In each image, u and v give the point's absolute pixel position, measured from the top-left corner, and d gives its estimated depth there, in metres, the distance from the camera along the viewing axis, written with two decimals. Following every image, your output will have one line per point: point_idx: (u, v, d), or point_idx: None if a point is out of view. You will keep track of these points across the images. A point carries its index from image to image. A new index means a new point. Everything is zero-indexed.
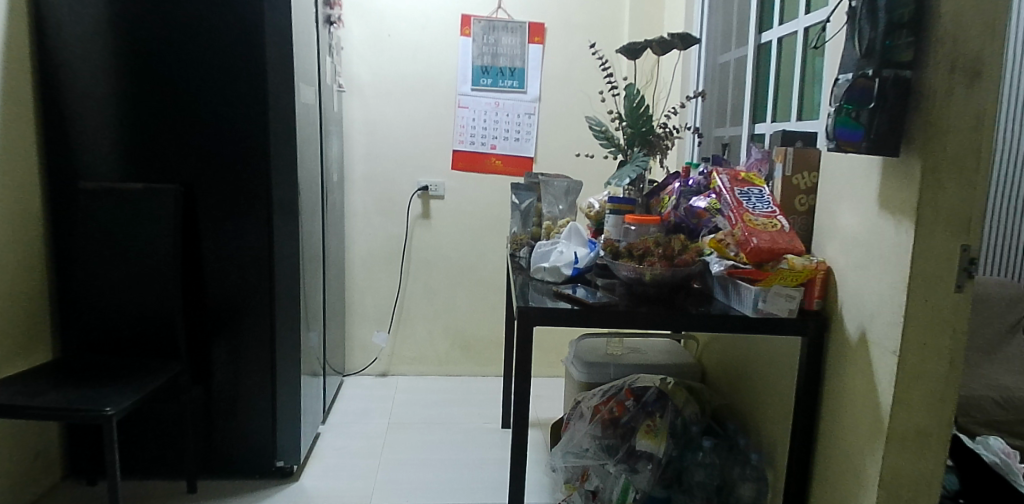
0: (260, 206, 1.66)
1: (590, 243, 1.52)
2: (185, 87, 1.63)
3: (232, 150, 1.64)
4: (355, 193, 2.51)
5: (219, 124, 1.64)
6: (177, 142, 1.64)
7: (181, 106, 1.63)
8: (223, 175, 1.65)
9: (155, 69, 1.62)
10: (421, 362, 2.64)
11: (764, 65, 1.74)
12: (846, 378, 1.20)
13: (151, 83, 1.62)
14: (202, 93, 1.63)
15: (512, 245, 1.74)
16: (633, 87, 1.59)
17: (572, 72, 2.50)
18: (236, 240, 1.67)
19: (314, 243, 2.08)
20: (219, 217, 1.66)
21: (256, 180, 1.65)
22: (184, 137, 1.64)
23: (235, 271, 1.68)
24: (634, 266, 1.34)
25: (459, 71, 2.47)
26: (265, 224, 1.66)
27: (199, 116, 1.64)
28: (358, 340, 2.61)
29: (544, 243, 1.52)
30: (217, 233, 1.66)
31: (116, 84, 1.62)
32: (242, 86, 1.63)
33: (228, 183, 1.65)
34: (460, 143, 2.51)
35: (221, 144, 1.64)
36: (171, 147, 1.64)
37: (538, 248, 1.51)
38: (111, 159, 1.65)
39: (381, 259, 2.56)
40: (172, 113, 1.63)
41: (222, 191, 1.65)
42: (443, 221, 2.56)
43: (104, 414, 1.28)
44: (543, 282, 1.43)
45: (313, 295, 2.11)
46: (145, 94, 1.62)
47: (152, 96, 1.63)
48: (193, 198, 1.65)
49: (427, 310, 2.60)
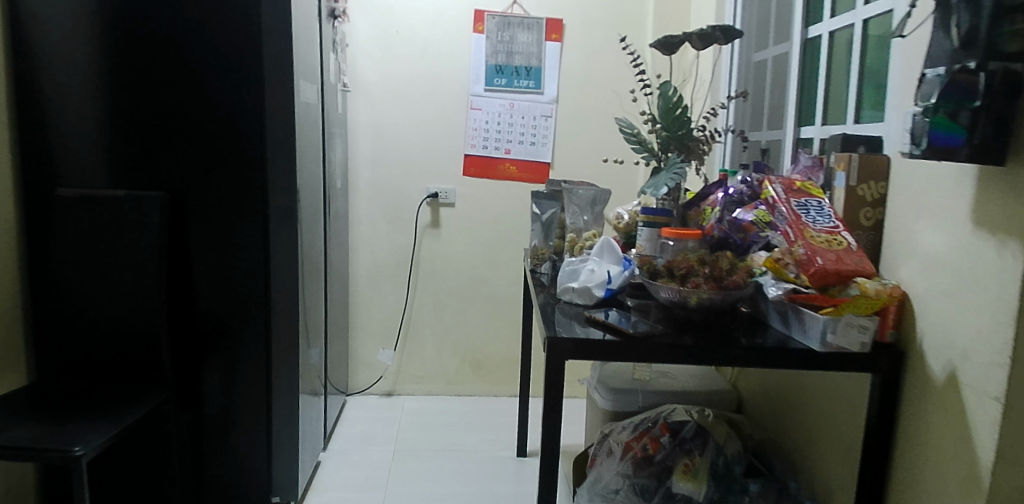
0: (258, 214, 1.47)
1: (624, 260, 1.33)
2: (173, 82, 1.45)
3: (226, 152, 1.46)
4: (359, 200, 2.36)
5: (211, 123, 1.46)
6: (166, 143, 1.46)
7: (170, 102, 1.45)
8: (215, 181, 1.47)
9: (141, 62, 1.44)
10: (430, 380, 2.47)
11: (810, 62, 1.58)
12: (929, 423, 1.03)
13: (137, 77, 1.44)
14: (192, 88, 1.45)
15: (533, 260, 1.59)
16: (669, 85, 1.43)
17: (592, 71, 2.35)
18: (229, 255, 1.48)
19: (315, 256, 1.92)
20: (210, 229, 1.47)
21: (251, 187, 1.47)
22: (173, 138, 1.46)
23: (228, 289, 1.50)
24: (676, 289, 1.17)
25: (471, 70, 2.32)
26: (263, 235, 1.48)
27: (189, 114, 1.46)
28: (362, 357, 2.45)
29: (573, 259, 1.34)
30: (209, 246, 1.48)
31: (98, 78, 1.44)
32: (235, 81, 1.45)
33: (220, 190, 1.47)
34: (472, 147, 2.35)
35: (214, 144, 1.46)
36: (159, 149, 1.46)
37: (565, 265, 1.34)
38: (92, 163, 1.47)
39: (387, 271, 2.40)
40: (160, 110, 1.45)
41: (216, 196, 1.46)
42: (453, 230, 2.40)
43: (72, 455, 1.12)
44: (571, 305, 1.26)
45: (313, 311, 1.95)
46: (130, 89, 1.44)
47: (138, 91, 1.45)
48: (180, 207, 1.47)
49: (435, 326, 2.44)
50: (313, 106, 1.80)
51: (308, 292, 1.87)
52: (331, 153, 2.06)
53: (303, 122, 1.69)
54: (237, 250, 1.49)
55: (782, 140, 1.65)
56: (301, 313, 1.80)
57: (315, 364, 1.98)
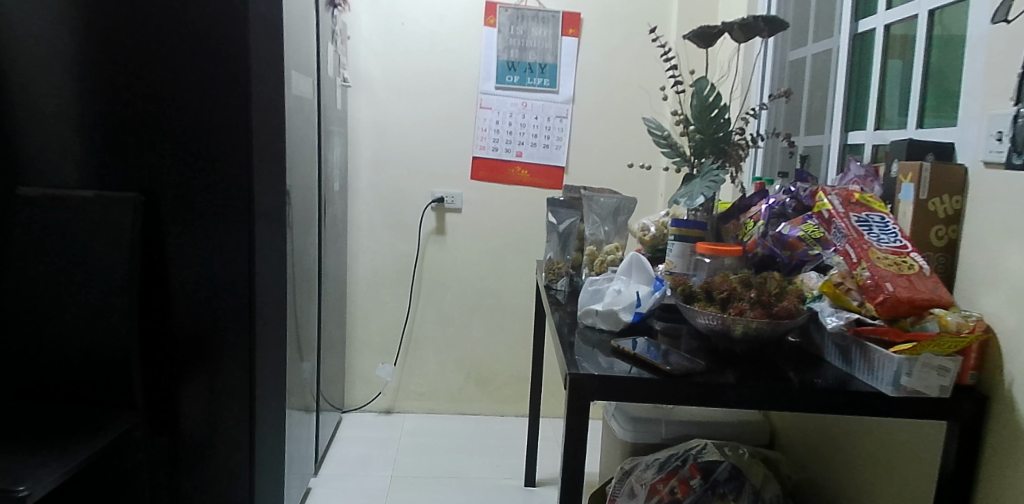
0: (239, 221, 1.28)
1: (657, 280, 1.12)
2: (156, 67, 1.23)
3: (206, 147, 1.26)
4: (359, 204, 2.21)
5: (191, 112, 1.25)
6: (142, 138, 1.25)
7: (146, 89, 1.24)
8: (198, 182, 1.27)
9: (119, 41, 1.22)
10: (431, 398, 2.32)
11: (858, 59, 1.41)
12: (1020, 484, 0.87)
13: (110, 58, 1.23)
14: (175, 77, 1.24)
15: (547, 274, 1.42)
16: (704, 81, 1.27)
17: (611, 70, 2.19)
18: (210, 269, 1.30)
19: (307, 265, 1.78)
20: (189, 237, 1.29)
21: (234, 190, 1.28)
22: (151, 131, 1.25)
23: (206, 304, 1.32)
24: (717, 314, 1.02)
25: (481, 66, 2.17)
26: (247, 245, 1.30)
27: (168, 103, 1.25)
28: (359, 372, 2.29)
29: (598, 278, 1.15)
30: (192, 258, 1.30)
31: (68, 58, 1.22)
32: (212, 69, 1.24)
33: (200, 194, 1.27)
34: (481, 150, 2.20)
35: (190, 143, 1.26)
36: (137, 144, 1.25)
37: (586, 284, 1.14)
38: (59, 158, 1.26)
39: (388, 281, 2.25)
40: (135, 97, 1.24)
41: (193, 202, 1.28)
42: (459, 238, 2.24)
43: (16, 497, 0.97)
44: (593, 332, 1.07)
45: (305, 325, 1.81)
46: (107, 74, 1.23)
47: (115, 77, 1.23)
48: (157, 212, 1.27)
49: (439, 340, 2.29)
50: (308, 102, 1.66)
51: (299, 305, 1.72)
52: (328, 155, 1.91)
53: (295, 119, 1.54)
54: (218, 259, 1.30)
55: (825, 146, 1.48)
56: (290, 329, 1.65)
57: (305, 381, 1.84)
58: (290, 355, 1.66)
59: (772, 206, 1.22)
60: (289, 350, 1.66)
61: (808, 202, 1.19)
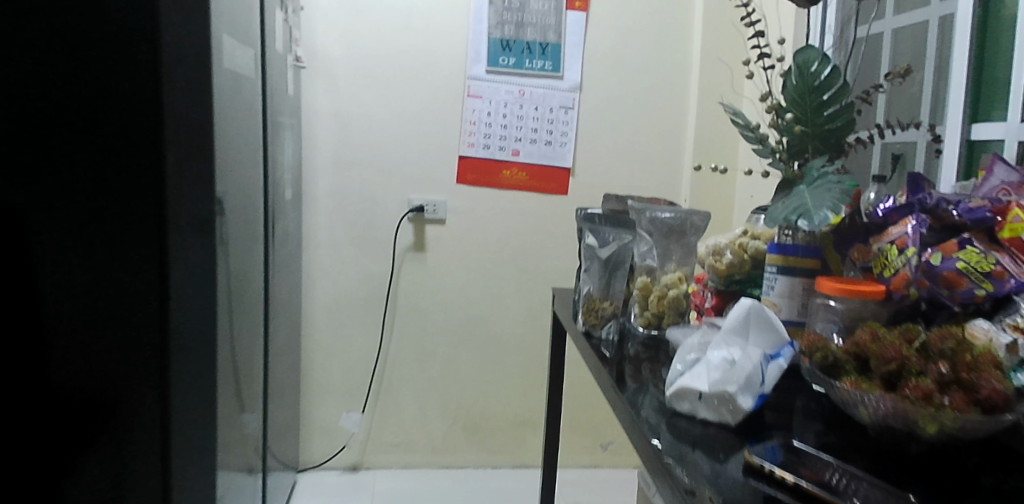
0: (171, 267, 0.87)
1: (785, 344, 0.73)
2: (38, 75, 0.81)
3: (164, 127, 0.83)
4: (318, 215, 1.79)
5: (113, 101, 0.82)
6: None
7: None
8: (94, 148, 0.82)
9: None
10: (408, 450, 1.92)
11: (985, 29, 1.03)
12: None
13: None
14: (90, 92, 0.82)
15: (585, 317, 1.04)
16: (810, 50, 0.91)
17: (626, 53, 1.85)
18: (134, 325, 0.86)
19: (251, 292, 1.37)
20: (108, 275, 0.84)
21: (141, 193, 0.83)
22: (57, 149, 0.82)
23: (123, 369, 0.86)
24: (890, 399, 0.65)
25: (469, 45, 1.80)
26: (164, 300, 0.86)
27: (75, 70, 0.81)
28: (319, 422, 1.87)
29: (692, 342, 0.77)
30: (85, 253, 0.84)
31: None
32: (120, 16, 0.80)
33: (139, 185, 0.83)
34: (470, 147, 1.83)
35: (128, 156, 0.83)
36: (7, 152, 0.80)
37: (679, 350, 0.78)
38: None
39: (354, 309, 1.84)
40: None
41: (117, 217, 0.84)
42: (442, 255, 1.86)
43: None
44: (697, 429, 0.70)
45: (251, 364, 1.41)
46: None
47: None
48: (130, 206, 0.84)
49: (419, 379, 1.89)
50: (252, 83, 1.25)
51: (240, 345, 1.32)
52: (278, 153, 1.50)
53: (233, 104, 1.13)
54: (134, 313, 0.85)
55: (939, 147, 1.08)
56: (227, 382, 1.24)
57: (251, 437, 1.43)
58: (228, 410, 1.26)
59: (921, 225, 0.82)
60: (228, 403, 1.25)
61: (995, 225, 0.79)
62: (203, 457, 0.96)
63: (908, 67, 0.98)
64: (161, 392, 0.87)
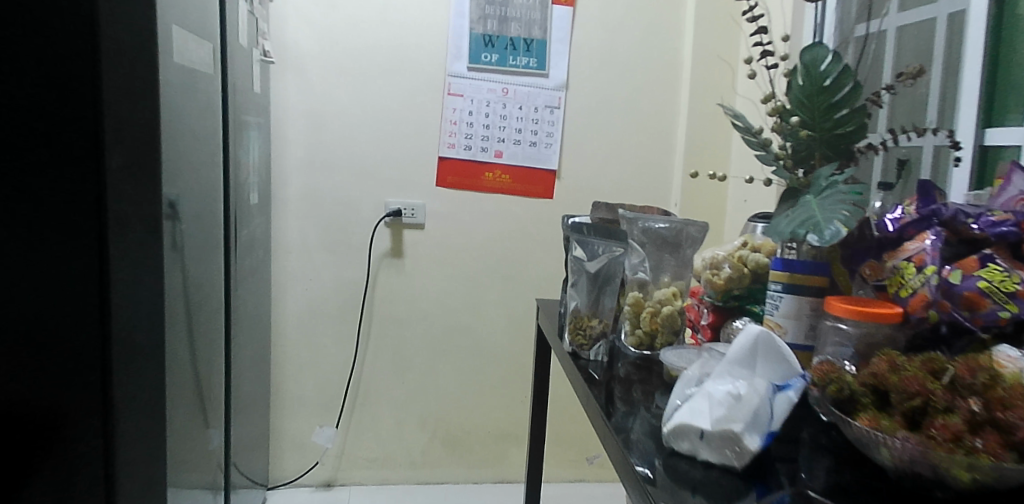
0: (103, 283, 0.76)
1: (793, 377, 0.66)
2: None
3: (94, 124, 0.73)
4: (288, 218, 1.71)
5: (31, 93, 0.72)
6: None
7: None
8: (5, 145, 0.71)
9: None
10: (385, 465, 1.83)
11: (996, 29, 0.97)
12: None
13: None
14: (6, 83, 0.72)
15: (572, 336, 0.95)
16: (818, 49, 0.83)
17: (615, 50, 1.78)
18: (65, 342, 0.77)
19: (213, 303, 1.28)
20: (42, 293, 0.76)
21: (74, 199, 0.74)
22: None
23: (62, 395, 0.78)
24: (913, 441, 0.58)
25: (450, 41, 1.71)
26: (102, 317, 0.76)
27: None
28: (290, 437, 1.79)
29: (691, 372, 0.69)
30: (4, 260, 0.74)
31: None
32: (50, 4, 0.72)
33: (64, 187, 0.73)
34: (450, 148, 1.75)
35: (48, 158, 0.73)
36: None
37: (677, 382, 0.69)
38: None
39: (327, 318, 1.76)
40: None
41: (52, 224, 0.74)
42: (421, 261, 1.78)
43: None
44: (697, 473, 0.62)
45: (215, 378, 1.33)
46: None
47: None
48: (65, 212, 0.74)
49: (395, 392, 1.81)
50: (211, 78, 1.16)
51: (201, 360, 1.24)
52: (244, 155, 1.41)
53: (190, 101, 1.04)
54: (70, 334, 0.76)
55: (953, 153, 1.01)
56: (185, 401, 1.15)
57: (216, 456, 1.35)
58: (188, 430, 1.17)
59: (940, 241, 0.75)
60: (187, 423, 1.17)
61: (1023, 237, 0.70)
62: (151, 490, 0.88)
63: (918, 68, 0.91)
64: (103, 420, 0.78)
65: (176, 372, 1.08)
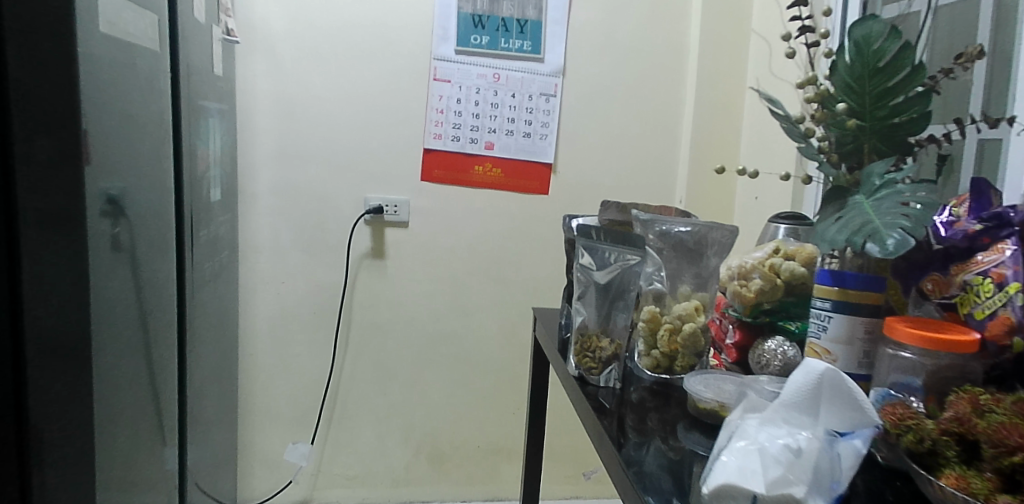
0: None
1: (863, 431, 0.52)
2: None
3: None
4: (259, 217, 1.58)
5: None
6: None
7: None
8: None
9: None
10: (364, 483, 1.72)
11: None
12: None
13: None
14: None
15: (579, 358, 0.83)
16: (874, 20, 0.69)
17: (615, 33, 1.64)
18: None
19: (168, 310, 1.15)
20: None
21: None
22: None
23: None
24: None
25: (436, 21, 1.57)
26: None
27: None
28: (262, 453, 1.68)
29: (736, 419, 0.56)
30: None
31: None
32: None
33: None
34: (436, 139, 1.61)
35: None
36: None
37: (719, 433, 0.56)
38: None
39: (303, 325, 1.64)
40: None
41: None
42: (403, 262, 1.65)
43: None
44: None
45: (174, 393, 1.20)
46: None
47: None
48: None
49: (376, 404, 1.69)
50: (158, 57, 1.02)
51: (155, 377, 1.11)
52: (200, 145, 1.28)
53: (122, 81, 0.90)
54: None
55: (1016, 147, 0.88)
56: (138, 424, 1.03)
57: (176, 477, 1.23)
58: (140, 458, 1.05)
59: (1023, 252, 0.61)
60: (140, 449, 1.04)
61: None
62: None
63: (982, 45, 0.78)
64: None
65: (122, 393, 0.95)
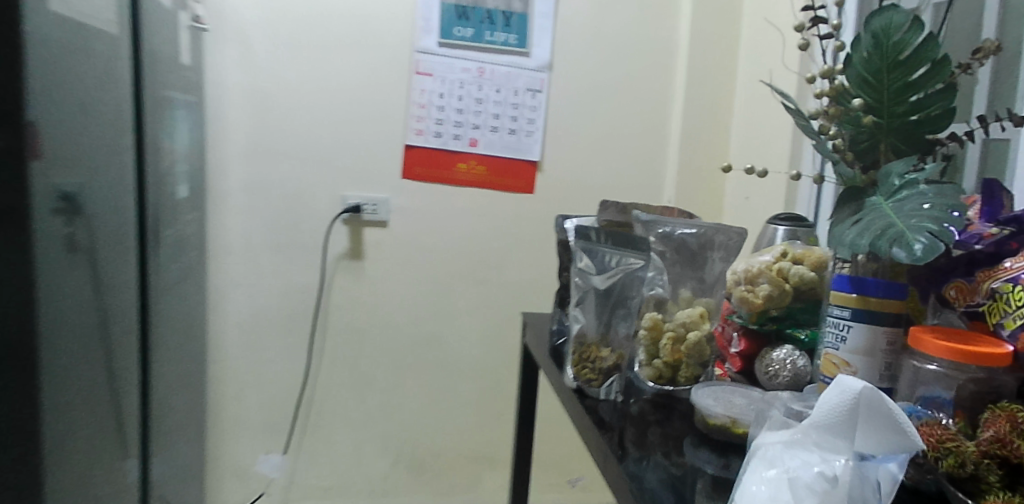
0: None
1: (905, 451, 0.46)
2: None
3: None
4: (229, 215, 1.49)
5: None
6: None
7: None
8: None
9: None
10: (340, 494, 1.64)
11: None
12: None
13: None
14: None
15: (578, 369, 0.78)
16: (897, 10, 0.64)
17: (603, 27, 1.59)
18: None
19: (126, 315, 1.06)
20: None
21: None
22: None
23: None
24: None
25: (418, 12, 1.50)
26: None
27: None
28: (231, 463, 1.59)
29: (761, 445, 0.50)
30: None
31: None
32: None
33: None
34: (418, 135, 1.54)
35: None
36: None
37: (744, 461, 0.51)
38: None
39: (275, 329, 1.55)
40: None
41: None
42: (382, 263, 1.57)
43: None
44: None
45: (132, 404, 1.12)
46: None
47: None
48: None
49: (353, 411, 1.62)
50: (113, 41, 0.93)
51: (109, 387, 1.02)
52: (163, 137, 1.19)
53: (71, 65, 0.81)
54: None
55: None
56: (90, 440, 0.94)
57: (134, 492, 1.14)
58: (91, 476, 0.96)
59: None
60: (91, 467, 0.96)
61: None
62: None
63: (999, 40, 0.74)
64: None
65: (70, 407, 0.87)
